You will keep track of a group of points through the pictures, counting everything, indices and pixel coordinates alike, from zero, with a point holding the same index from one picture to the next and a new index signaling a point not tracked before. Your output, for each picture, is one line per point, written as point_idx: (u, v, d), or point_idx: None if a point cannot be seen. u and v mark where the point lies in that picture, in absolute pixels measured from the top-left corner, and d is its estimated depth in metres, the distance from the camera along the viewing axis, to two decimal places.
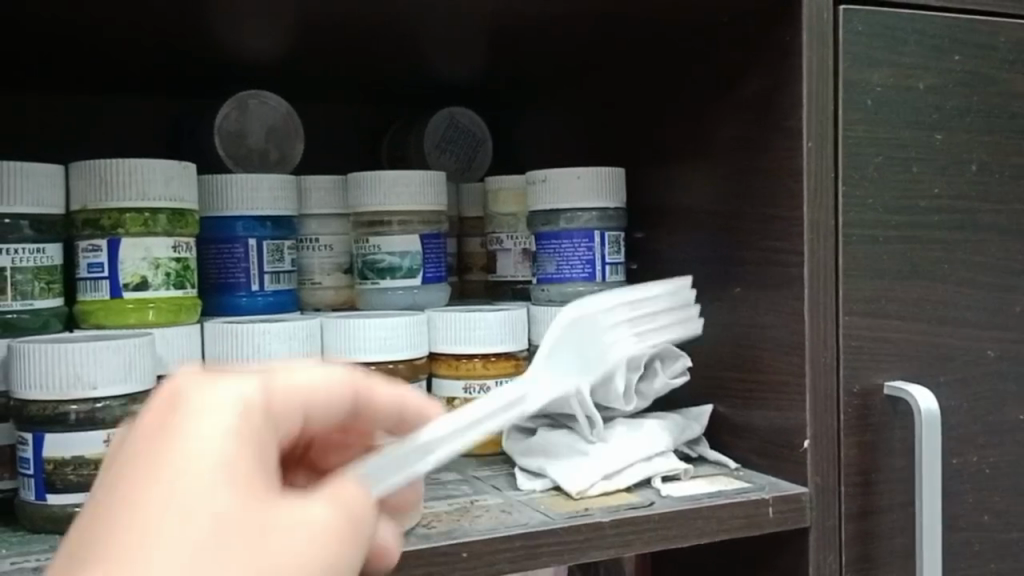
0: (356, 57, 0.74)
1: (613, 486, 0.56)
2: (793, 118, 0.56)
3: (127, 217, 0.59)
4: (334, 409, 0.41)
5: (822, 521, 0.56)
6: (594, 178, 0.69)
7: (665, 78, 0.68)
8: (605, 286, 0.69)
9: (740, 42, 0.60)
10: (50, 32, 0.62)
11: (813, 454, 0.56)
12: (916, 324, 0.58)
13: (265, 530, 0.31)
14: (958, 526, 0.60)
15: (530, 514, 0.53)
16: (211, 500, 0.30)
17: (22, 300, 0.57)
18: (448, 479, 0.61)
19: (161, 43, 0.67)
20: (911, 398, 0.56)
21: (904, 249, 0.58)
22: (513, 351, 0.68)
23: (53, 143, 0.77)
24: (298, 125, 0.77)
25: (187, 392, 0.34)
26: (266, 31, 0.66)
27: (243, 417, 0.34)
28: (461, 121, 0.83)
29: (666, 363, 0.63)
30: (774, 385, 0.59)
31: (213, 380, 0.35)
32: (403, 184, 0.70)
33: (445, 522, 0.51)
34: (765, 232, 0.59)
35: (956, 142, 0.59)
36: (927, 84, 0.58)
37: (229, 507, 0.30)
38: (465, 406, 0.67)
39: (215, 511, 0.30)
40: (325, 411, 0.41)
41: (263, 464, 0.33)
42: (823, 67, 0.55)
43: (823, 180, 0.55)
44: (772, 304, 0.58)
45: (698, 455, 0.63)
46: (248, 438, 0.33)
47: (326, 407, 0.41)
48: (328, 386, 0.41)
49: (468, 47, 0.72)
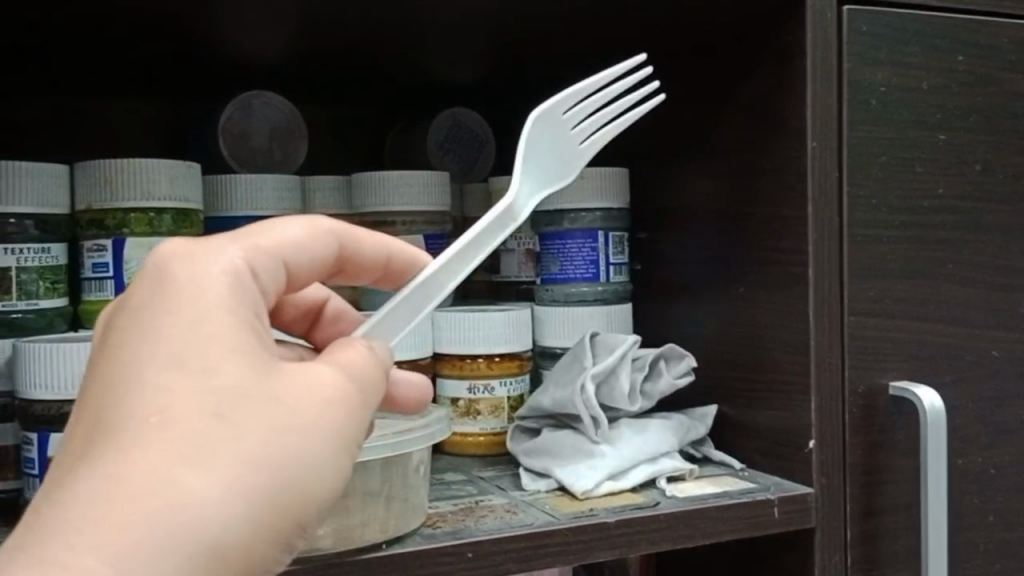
0: (359, 57, 0.74)
1: (618, 486, 0.56)
2: (798, 118, 0.56)
3: (133, 217, 0.59)
4: (324, 261, 0.42)
5: (827, 521, 0.56)
6: (598, 178, 0.68)
7: (668, 78, 0.68)
8: (608, 286, 0.69)
9: (743, 42, 0.60)
10: (55, 33, 0.62)
11: (818, 454, 0.56)
12: (920, 324, 0.58)
13: (272, 400, 0.33)
14: (963, 525, 0.60)
15: (536, 514, 0.53)
16: (219, 374, 0.32)
17: (27, 299, 0.57)
18: (452, 479, 0.61)
19: (165, 43, 0.67)
20: (916, 398, 0.56)
21: (908, 249, 0.58)
22: (517, 352, 0.68)
23: (58, 145, 0.77)
24: (302, 126, 0.77)
25: (180, 268, 0.35)
26: (270, 32, 0.66)
27: (241, 291, 0.35)
28: (464, 121, 0.83)
29: (670, 363, 0.63)
30: (778, 385, 0.59)
31: (207, 254, 0.36)
32: (406, 185, 0.70)
33: (450, 522, 0.51)
34: (769, 232, 0.59)
35: (960, 141, 0.59)
36: (931, 84, 0.58)
37: (238, 381, 0.32)
38: (469, 406, 0.67)
39: (224, 385, 0.32)
40: (312, 256, 0.41)
41: (263, 336, 0.35)
42: (827, 67, 0.55)
43: (827, 180, 0.55)
44: (777, 304, 0.58)
45: (703, 456, 0.63)
46: (247, 315, 0.35)
47: (314, 254, 0.41)
48: (303, 244, 0.40)
49: (471, 48, 0.72)
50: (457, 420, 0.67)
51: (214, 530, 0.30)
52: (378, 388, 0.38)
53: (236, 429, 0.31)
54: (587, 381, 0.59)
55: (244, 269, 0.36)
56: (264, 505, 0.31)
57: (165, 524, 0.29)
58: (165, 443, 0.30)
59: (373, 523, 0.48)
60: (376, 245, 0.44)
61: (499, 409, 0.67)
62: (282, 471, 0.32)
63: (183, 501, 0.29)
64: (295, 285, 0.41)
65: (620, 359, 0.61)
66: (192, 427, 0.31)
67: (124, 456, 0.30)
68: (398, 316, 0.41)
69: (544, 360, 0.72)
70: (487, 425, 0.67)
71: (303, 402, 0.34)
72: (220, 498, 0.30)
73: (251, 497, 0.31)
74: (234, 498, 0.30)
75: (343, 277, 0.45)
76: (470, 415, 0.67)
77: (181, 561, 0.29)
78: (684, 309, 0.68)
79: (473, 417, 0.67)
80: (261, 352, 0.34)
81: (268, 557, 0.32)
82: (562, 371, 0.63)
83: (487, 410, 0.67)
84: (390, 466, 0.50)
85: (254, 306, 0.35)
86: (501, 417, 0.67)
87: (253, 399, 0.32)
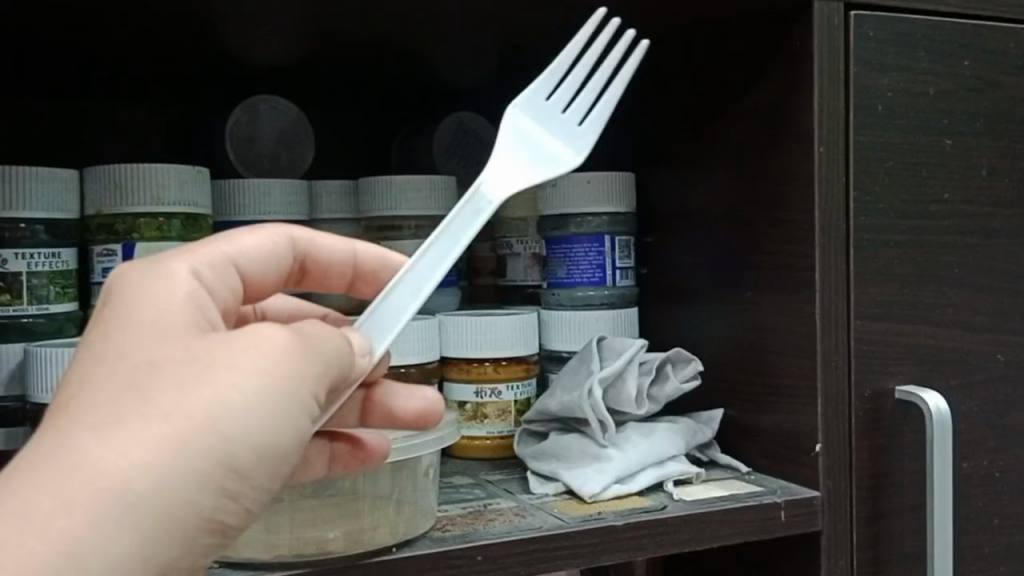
0: (367, 61, 0.74)
1: (626, 490, 0.57)
2: (805, 123, 0.56)
3: (142, 222, 0.59)
4: (284, 265, 0.45)
5: (833, 524, 0.56)
6: (604, 183, 0.69)
7: (675, 83, 0.69)
8: (615, 290, 0.69)
9: (750, 47, 0.61)
10: (65, 37, 0.63)
11: (824, 457, 0.56)
12: (927, 328, 0.58)
13: (185, 360, 0.32)
14: (969, 529, 0.60)
15: (545, 518, 0.53)
16: (133, 351, 0.33)
17: (38, 304, 0.57)
18: (460, 483, 0.61)
19: (174, 47, 0.67)
20: (922, 401, 0.56)
21: (915, 254, 0.58)
22: (524, 355, 0.68)
23: (66, 149, 0.78)
24: (309, 130, 0.77)
25: (122, 275, 0.37)
26: (279, 36, 0.66)
27: (171, 283, 0.36)
28: (470, 125, 0.83)
29: (677, 367, 0.63)
30: (785, 389, 0.59)
31: (149, 261, 0.38)
32: (413, 189, 0.70)
33: (459, 526, 0.52)
34: (776, 237, 0.59)
35: (966, 146, 0.59)
36: (937, 89, 0.58)
37: (153, 357, 0.32)
38: (476, 410, 0.67)
39: (137, 358, 0.32)
40: (272, 259, 0.43)
41: (192, 314, 0.35)
42: (834, 72, 0.56)
43: (834, 185, 0.56)
44: (784, 308, 0.59)
45: (709, 459, 0.64)
46: (173, 299, 0.35)
47: (273, 257, 0.44)
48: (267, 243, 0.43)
49: (479, 52, 0.72)
50: (464, 424, 0.67)
51: (118, 485, 0.29)
52: (330, 332, 0.36)
53: (146, 394, 0.31)
54: (595, 385, 0.60)
55: (184, 269, 0.37)
56: (183, 455, 0.31)
57: (65, 487, 0.29)
58: (72, 421, 0.31)
59: (383, 526, 0.48)
60: (340, 249, 0.48)
61: (505, 413, 0.67)
62: (198, 419, 0.31)
63: (80, 463, 0.29)
64: (260, 288, 0.43)
65: (627, 363, 0.61)
66: (99, 400, 0.31)
67: (38, 439, 0.31)
68: (381, 322, 0.41)
69: (551, 363, 0.72)
70: (494, 428, 0.67)
71: (223, 352, 0.33)
72: (122, 456, 0.30)
73: (161, 450, 0.30)
74: (139, 453, 0.30)
75: (315, 286, 0.48)
76: (477, 419, 0.67)
77: (83, 519, 0.29)
78: (690, 313, 0.69)
79: (479, 421, 0.67)
80: (182, 326, 0.34)
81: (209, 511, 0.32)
82: (569, 376, 0.63)
83: (494, 414, 0.67)
84: (399, 472, 0.51)
85: (187, 292, 0.36)
86: (508, 421, 0.67)
87: (172, 367, 0.32)
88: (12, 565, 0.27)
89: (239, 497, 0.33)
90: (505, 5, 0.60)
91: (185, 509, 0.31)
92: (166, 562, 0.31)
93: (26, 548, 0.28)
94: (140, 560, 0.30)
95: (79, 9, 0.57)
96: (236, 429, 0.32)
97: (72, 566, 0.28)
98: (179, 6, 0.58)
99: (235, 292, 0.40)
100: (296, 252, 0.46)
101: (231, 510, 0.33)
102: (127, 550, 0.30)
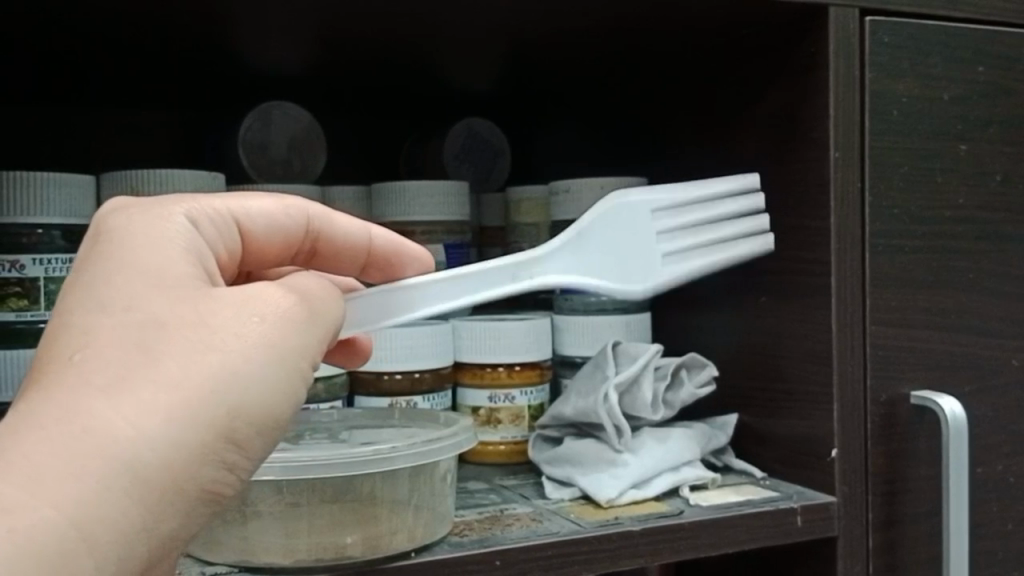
0: (379, 68, 0.74)
1: (642, 494, 0.57)
2: (820, 128, 0.56)
3: None
4: (291, 236, 0.45)
5: (849, 530, 0.56)
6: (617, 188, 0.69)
7: (688, 90, 0.69)
8: (627, 295, 0.70)
9: (764, 53, 0.61)
10: (83, 44, 0.63)
11: (840, 463, 0.56)
12: (941, 333, 0.58)
13: (193, 324, 0.34)
14: (983, 534, 0.60)
15: (562, 523, 0.53)
16: (135, 310, 0.34)
17: None
18: (475, 488, 0.61)
19: (189, 53, 0.67)
20: (937, 407, 0.56)
21: (929, 259, 0.58)
22: (538, 361, 0.68)
23: (80, 155, 0.78)
24: (320, 136, 0.77)
25: (120, 219, 0.38)
26: (293, 43, 0.66)
27: (173, 236, 0.38)
28: (481, 131, 0.84)
29: (691, 372, 0.64)
30: (800, 394, 0.59)
31: (150, 208, 0.39)
32: (426, 195, 0.70)
33: (477, 531, 0.52)
34: (790, 241, 0.59)
35: (979, 152, 0.59)
36: (952, 95, 0.58)
37: (159, 315, 0.34)
38: (490, 415, 0.67)
39: (142, 317, 0.34)
40: (280, 228, 0.44)
41: (195, 268, 0.37)
42: (850, 78, 0.56)
43: (850, 191, 0.56)
44: (799, 314, 0.59)
45: (724, 464, 0.64)
46: (174, 256, 0.37)
47: (281, 225, 0.44)
48: (275, 212, 0.44)
49: (491, 58, 0.73)
50: (478, 430, 0.67)
51: (127, 451, 0.31)
52: (327, 302, 0.39)
53: (152, 358, 0.33)
54: (610, 390, 0.60)
55: (182, 226, 0.39)
56: (188, 423, 0.33)
57: (79, 452, 0.31)
58: (83, 380, 0.32)
59: (402, 531, 0.48)
60: (355, 231, 0.47)
61: (519, 418, 0.67)
62: (202, 386, 0.33)
63: (91, 426, 0.31)
64: (261, 252, 0.44)
65: (642, 368, 0.61)
66: (108, 360, 0.33)
67: (46, 396, 0.32)
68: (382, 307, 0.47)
69: (564, 369, 0.72)
70: (508, 433, 0.67)
71: (228, 320, 0.35)
72: (130, 422, 0.32)
73: (168, 417, 0.32)
74: (148, 420, 0.32)
75: (323, 263, 0.48)
76: (491, 424, 0.67)
77: (95, 486, 0.31)
78: (704, 318, 0.69)
79: (493, 427, 0.67)
80: (189, 282, 0.36)
81: (208, 481, 0.34)
82: (584, 381, 0.63)
83: (507, 419, 0.67)
84: (417, 476, 0.50)
85: (184, 247, 0.38)
86: (522, 426, 0.67)
87: (175, 331, 0.34)
88: (25, 529, 0.29)
89: (235, 470, 0.35)
90: (519, 13, 0.60)
91: (188, 476, 0.33)
92: (165, 530, 0.33)
93: (37, 512, 0.29)
94: (142, 528, 0.32)
95: (96, 17, 0.57)
96: (237, 399, 0.34)
97: (79, 533, 0.30)
98: (195, 14, 0.58)
99: (230, 249, 0.41)
100: (310, 230, 0.45)
101: (227, 481, 0.35)
102: (130, 517, 0.31)
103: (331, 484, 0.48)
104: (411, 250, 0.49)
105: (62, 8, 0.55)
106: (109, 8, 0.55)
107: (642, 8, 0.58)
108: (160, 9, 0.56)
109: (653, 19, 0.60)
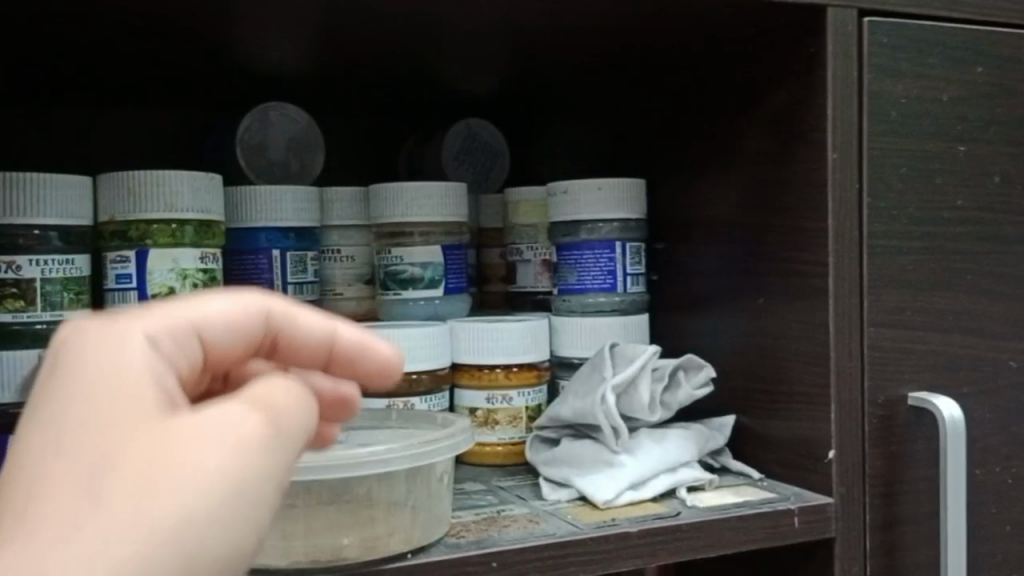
0: (377, 69, 0.74)
1: (639, 496, 0.57)
2: (818, 130, 0.56)
3: (155, 228, 0.59)
4: (252, 338, 0.40)
5: (847, 531, 0.56)
6: (615, 189, 0.69)
7: (687, 91, 0.69)
8: (625, 296, 0.69)
9: (763, 55, 0.61)
10: (82, 45, 0.63)
11: (838, 464, 0.56)
12: (940, 335, 0.58)
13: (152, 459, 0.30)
14: (982, 536, 0.60)
15: (559, 524, 0.53)
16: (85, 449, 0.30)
17: (52, 310, 0.57)
18: (472, 489, 0.61)
19: (188, 54, 0.67)
20: (936, 409, 0.56)
21: (927, 260, 0.58)
22: (535, 362, 0.68)
23: (78, 155, 0.78)
24: (318, 136, 0.77)
25: (71, 346, 0.34)
26: (292, 44, 0.66)
27: (126, 355, 0.33)
28: (479, 132, 0.84)
29: (689, 373, 0.64)
30: (798, 396, 0.59)
31: (108, 324, 0.35)
32: (425, 198, 0.70)
33: (473, 532, 0.52)
34: (788, 243, 0.59)
35: (978, 153, 0.59)
36: (951, 96, 0.58)
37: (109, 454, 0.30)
38: (488, 416, 0.67)
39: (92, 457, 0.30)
40: (240, 331, 0.39)
41: (154, 388, 0.32)
42: (849, 80, 0.56)
43: (849, 192, 0.56)
44: (797, 315, 0.59)
45: (721, 466, 0.64)
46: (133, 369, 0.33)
47: (240, 329, 0.39)
48: (237, 314, 0.39)
49: (489, 59, 0.72)
50: (476, 430, 0.67)
51: None
52: (301, 412, 0.34)
53: (101, 500, 0.28)
54: (608, 391, 0.60)
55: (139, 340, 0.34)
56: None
57: None
58: (21, 541, 0.28)
59: (398, 532, 0.48)
60: (319, 328, 0.42)
61: (517, 419, 0.67)
62: (164, 531, 0.28)
63: None
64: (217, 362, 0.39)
65: (640, 369, 0.61)
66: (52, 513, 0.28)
67: None
68: None
69: (561, 370, 0.72)
70: (506, 434, 0.67)
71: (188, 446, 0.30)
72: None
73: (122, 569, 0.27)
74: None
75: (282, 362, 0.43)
76: (489, 425, 0.67)
77: None
78: (702, 319, 0.69)
79: (491, 427, 0.67)
80: (142, 406, 0.31)
81: None
82: (581, 382, 0.63)
83: (505, 421, 0.67)
84: (414, 477, 0.50)
85: (140, 365, 0.33)
86: (519, 427, 0.67)
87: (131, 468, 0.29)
88: None
89: None
90: (517, 14, 0.60)
91: None
92: None
93: None
94: None
95: (94, 17, 0.57)
96: (204, 541, 0.29)
97: None
98: (193, 15, 0.58)
99: (190, 363, 0.37)
100: (268, 328, 0.41)
101: None
102: None
103: (327, 486, 0.48)
104: (382, 352, 0.44)
105: (59, 8, 0.55)
106: (106, 8, 0.55)
107: (640, 9, 0.58)
108: (158, 10, 0.56)
109: (651, 21, 0.60)
